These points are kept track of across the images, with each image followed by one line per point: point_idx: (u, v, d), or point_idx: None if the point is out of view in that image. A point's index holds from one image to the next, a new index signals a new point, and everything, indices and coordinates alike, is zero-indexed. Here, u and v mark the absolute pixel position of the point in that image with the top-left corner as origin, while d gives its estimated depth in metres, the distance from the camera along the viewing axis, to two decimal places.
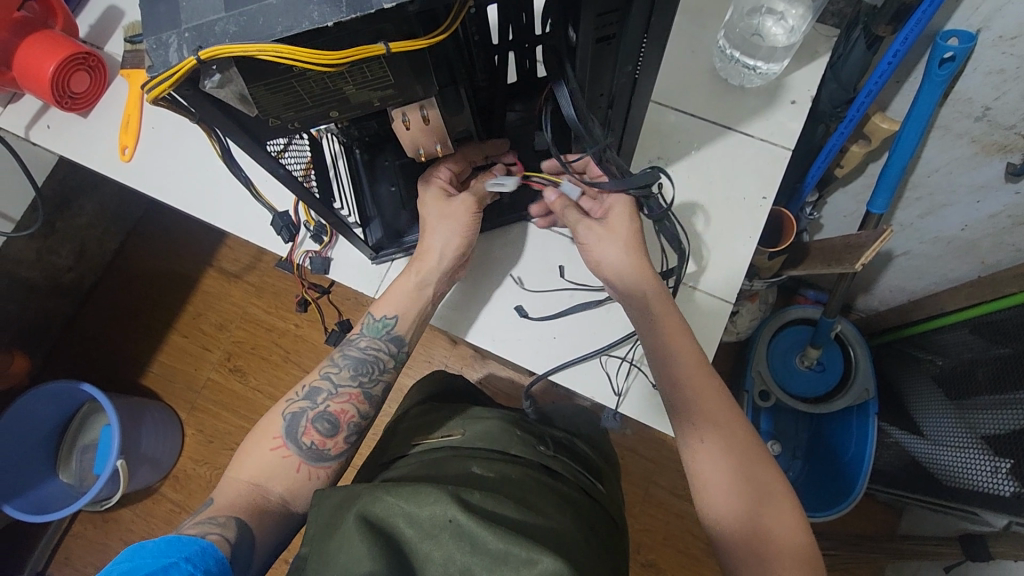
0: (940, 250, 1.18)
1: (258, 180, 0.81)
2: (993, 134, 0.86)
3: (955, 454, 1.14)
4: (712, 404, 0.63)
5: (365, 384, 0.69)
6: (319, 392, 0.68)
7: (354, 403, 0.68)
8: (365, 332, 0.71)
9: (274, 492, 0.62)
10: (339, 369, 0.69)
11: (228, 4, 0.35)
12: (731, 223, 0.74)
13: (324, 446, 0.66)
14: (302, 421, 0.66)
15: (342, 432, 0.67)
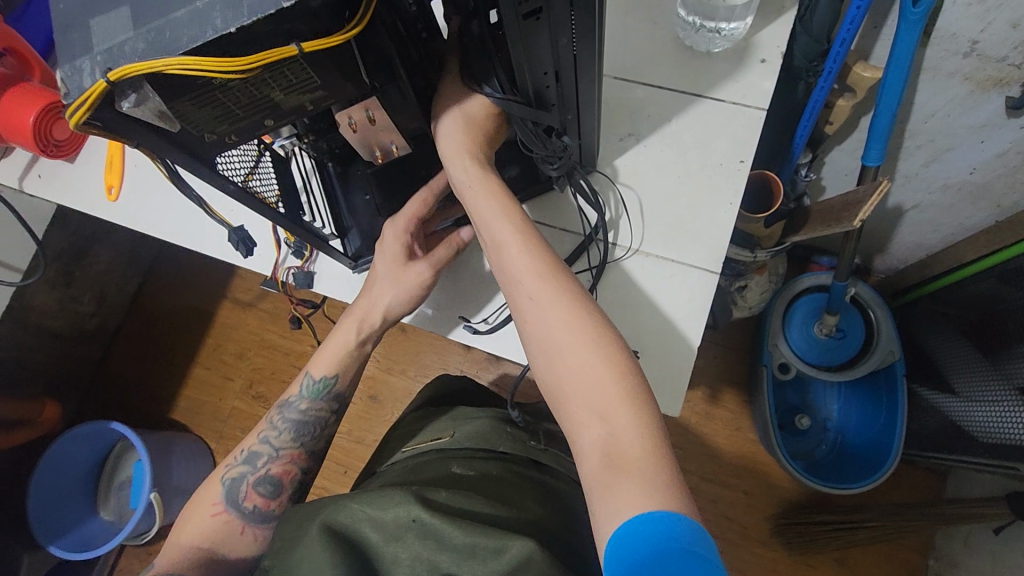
0: (952, 199, 1.13)
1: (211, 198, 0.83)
2: (986, 69, 0.82)
3: (991, 409, 1.08)
4: (545, 298, 0.55)
5: (305, 445, 0.73)
6: (260, 456, 0.72)
7: (295, 464, 0.73)
8: (303, 394, 0.73)
9: (220, 555, 0.69)
10: (277, 433, 0.73)
11: (135, 22, 0.35)
12: (706, 192, 0.72)
13: (267, 508, 0.71)
14: (243, 487, 0.71)
15: (285, 492, 0.73)
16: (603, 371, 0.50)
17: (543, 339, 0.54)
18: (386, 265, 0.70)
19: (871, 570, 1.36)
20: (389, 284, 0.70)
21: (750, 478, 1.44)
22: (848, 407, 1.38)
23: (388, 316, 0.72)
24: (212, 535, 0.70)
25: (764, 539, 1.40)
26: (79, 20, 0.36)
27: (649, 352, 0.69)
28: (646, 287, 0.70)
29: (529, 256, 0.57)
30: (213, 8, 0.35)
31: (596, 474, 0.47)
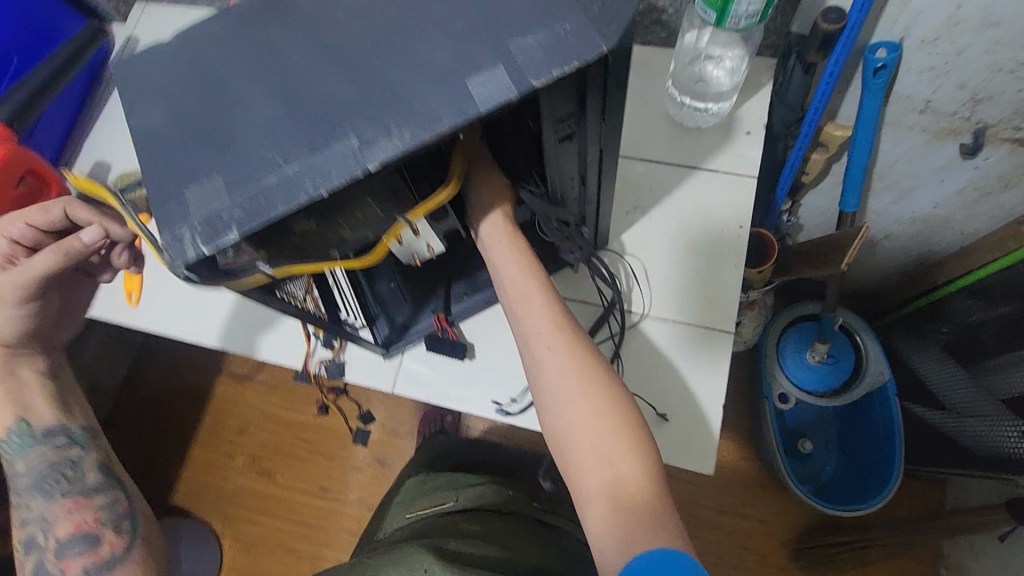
0: (919, 229, 1.22)
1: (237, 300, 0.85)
2: (941, 122, 0.91)
3: (980, 422, 1.16)
4: (560, 352, 0.60)
5: (63, 490, 0.76)
6: (43, 538, 0.75)
7: (85, 515, 0.76)
8: (10, 452, 0.75)
9: None
10: (31, 503, 0.76)
11: (229, 191, 0.39)
12: (711, 256, 0.78)
13: (98, 554, 0.75)
14: (52, 559, 0.74)
15: (102, 534, 0.76)
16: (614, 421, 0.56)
17: (557, 389, 0.59)
18: None
19: None
20: None
21: (761, 506, 1.48)
22: (846, 428, 1.45)
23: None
24: None
25: (781, 565, 1.44)
26: (172, 190, 0.40)
27: (679, 414, 0.72)
28: (668, 350, 0.74)
29: (546, 310, 0.62)
30: (303, 176, 0.39)
31: (607, 517, 0.52)
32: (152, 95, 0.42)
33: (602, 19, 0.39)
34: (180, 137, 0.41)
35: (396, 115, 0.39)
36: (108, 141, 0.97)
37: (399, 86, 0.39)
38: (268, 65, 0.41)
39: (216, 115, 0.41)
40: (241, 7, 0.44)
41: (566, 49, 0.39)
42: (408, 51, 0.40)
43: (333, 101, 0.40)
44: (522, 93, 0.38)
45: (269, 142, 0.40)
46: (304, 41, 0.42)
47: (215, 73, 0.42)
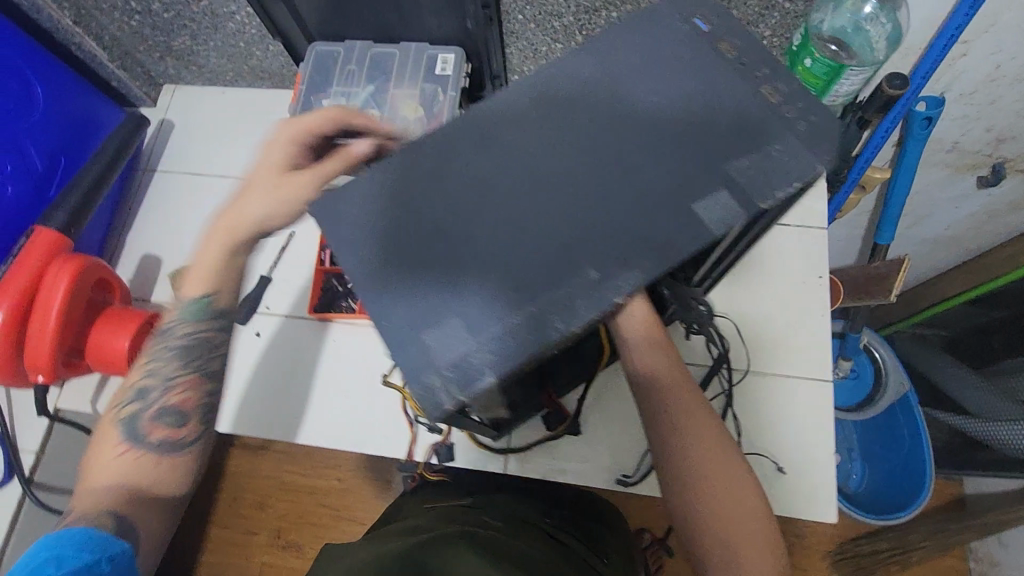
0: (929, 248, 1.31)
1: (324, 389, 0.80)
2: (964, 159, 0.99)
3: (1008, 427, 1.22)
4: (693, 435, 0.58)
5: (197, 368, 0.62)
6: (149, 390, 0.61)
7: (196, 387, 0.62)
8: (180, 317, 0.61)
9: (141, 489, 0.57)
10: (163, 363, 0.62)
11: (474, 333, 0.38)
12: (798, 307, 0.81)
13: (177, 437, 0.60)
14: (140, 422, 0.59)
15: (193, 420, 0.62)
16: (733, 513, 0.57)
17: (678, 473, 0.58)
18: (268, 175, 0.56)
19: None
20: (264, 193, 0.55)
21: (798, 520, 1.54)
22: (868, 434, 1.50)
23: (271, 160, 0.57)
24: (128, 471, 0.57)
25: None
26: (410, 335, 0.39)
27: (794, 466, 0.74)
28: (772, 404, 0.77)
29: (674, 391, 0.59)
30: (550, 313, 0.39)
31: None
32: (363, 235, 0.42)
33: (811, 138, 0.42)
34: (405, 278, 0.40)
35: (629, 247, 0.40)
36: (153, 230, 0.92)
37: (628, 216, 0.41)
38: (486, 201, 0.42)
39: (439, 252, 0.41)
40: (439, 140, 0.44)
41: (784, 170, 0.41)
42: (627, 181, 0.42)
43: (563, 234, 0.41)
44: (751, 215, 0.40)
45: (504, 280, 0.40)
46: (516, 175, 0.43)
47: (429, 210, 0.42)
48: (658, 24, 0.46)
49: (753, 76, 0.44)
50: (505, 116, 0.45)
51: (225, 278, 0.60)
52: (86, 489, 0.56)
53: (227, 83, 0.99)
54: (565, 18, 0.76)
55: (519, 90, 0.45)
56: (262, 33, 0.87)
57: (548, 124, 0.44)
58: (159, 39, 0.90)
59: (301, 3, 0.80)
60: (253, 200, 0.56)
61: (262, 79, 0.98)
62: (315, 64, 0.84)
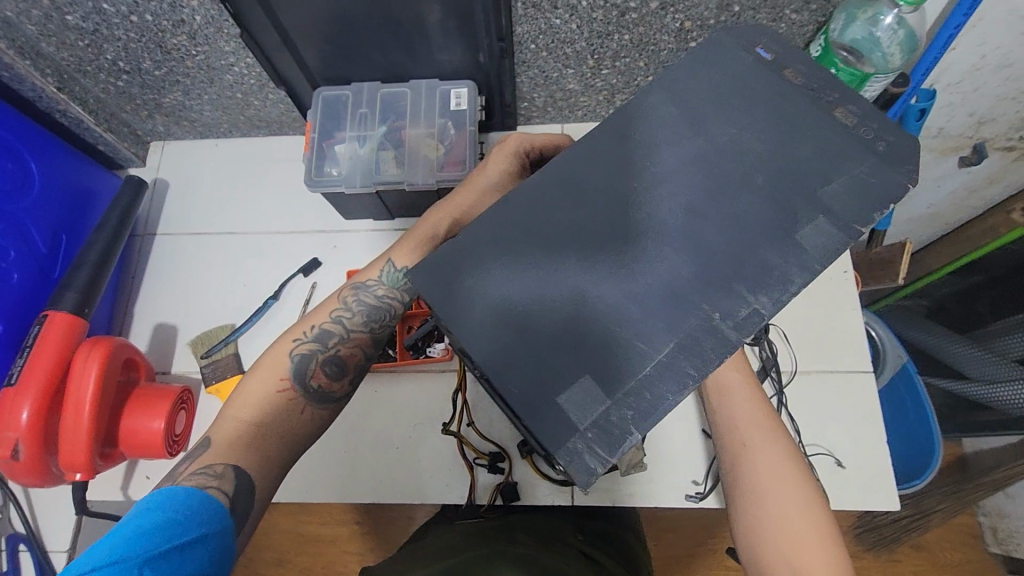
0: (912, 225, 1.37)
1: (376, 442, 0.78)
2: (948, 142, 1.05)
3: (1006, 386, 1.27)
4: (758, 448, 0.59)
5: (375, 331, 0.62)
6: (330, 334, 0.61)
7: (363, 349, 0.62)
8: (381, 277, 0.62)
9: (271, 432, 0.57)
10: (350, 314, 0.62)
11: (609, 391, 0.38)
12: (831, 301, 0.83)
13: (330, 389, 0.61)
14: (311, 363, 0.60)
15: (349, 377, 0.62)
16: (805, 526, 0.54)
17: (748, 485, 0.57)
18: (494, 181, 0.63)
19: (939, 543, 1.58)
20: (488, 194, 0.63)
21: None
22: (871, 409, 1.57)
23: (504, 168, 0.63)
24: (268, 410, 0.58)
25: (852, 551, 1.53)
26: (545, 402, 0.38)
27: (851, 459, 0.76)
28: (821, 402, 0.79)
29: (749, 404, 0.61)
30: (680, 361, 0.38)
31: None
32: (473, 302, 0.41)
33: (893, 157, 0.43)
34: (526, 342, 0.39)
35: (747, 283, 0.40)
36: (165, 298, 0.87)
37: (737, 252, 0.41)
38: (590, 252, 0.41)
39: (554, 310, 0.40)
40: (529, 195, 0.43)
41: (875, 192, 0.42)
42: (727, 216, 0.42)
43: (673, 277, 0.40)
44: (853, 238, 0.41)
45: (627, 332, 0.39)
46: (618, 221, 0.42)
47: (535, 269, 0.41)
48: (723, 55, 0.46)
49: (824, 100, 0.45)
50: (591, 162, 0.44)
51: (429, 242, 0.62)
52: (231, 417, 0.57)
53: (220, 134, 0.95)
54: (578, 43, 0.76)
55: (600, 134, 0.45)
56: (261, 82, 0.82)
57: (636, 166, 0.44)
58: (148, 98, 0.85)
59: (305, 49, 0.76)
60: (473, 197, 0.63)
61: (258, 128, 0.93)
62: (323, 111, 0.82)
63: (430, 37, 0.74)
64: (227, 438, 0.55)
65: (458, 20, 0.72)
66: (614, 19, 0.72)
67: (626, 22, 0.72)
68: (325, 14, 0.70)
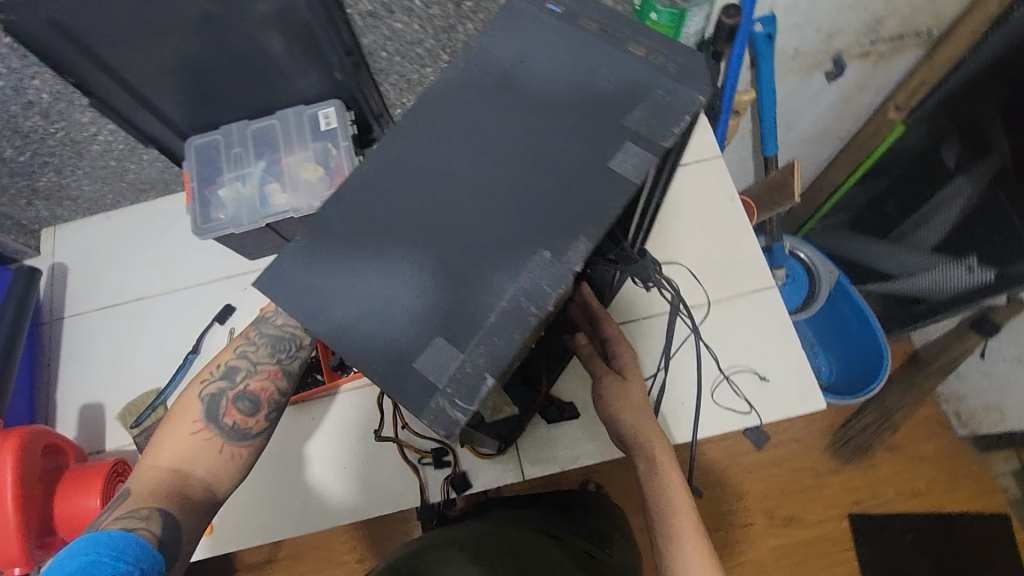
0: (809, 147, 1.43)
1: (324, 466, 0.78)
2: (810, 60, 1.11)
3: (927, 276, 1.35)
4: (667, 467, 0.63)
5: (284, 360, 0.62)
6: (238, 370, 0.62)
7: (275, 380, 0.62)
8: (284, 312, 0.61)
9: (194, 476, 0.57)
10: (255, 347, 0.62)
11: (460, 346, 0.40)
12: (725, 231, 0.87)
13: (246, 425, 0.61)
14: (220, 401, 0.60)
15: (264, 410, 0.62)
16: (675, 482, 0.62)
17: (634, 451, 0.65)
18: None
19: (914, 438, 1.64)
20: None
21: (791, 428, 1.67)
22: (819, 328, 1.65)
23: None
24: (190, 454, 0.58)
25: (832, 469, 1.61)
26: (405, 370, 0.40)
27: (773, 371, 0.79)
28: (735, 326, 0.81)
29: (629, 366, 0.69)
30: (523, 303, 0.40)
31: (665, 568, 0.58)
32: (324, 294, 0.42)
33: (685, 75, 0.46)
34: (381, 320, 0.41)
35: (571, 218, 0.42)
36: (84, 379, 0.86)
37: (561, 192, 0.43)
38: (425, 223, 0.43)
39: (398, 287, 0.42)
40: (360, 183, 0.44)
41: (674, 109, 0.45)
42: (546, 162, 0.44)
43: (505, 229, 0.43)
44: (660, 156, 0.44)
45: (472, 286, 0.41)
46: (446, 189, 0.44)
47: (377, 251, 0.43)
48: (518, 16, 0.49)
49: (616, 37, 0.48)
50: (413, 141, 0.46)
51: None
52: (151, 468, 0.57)
53: (108, 206, 0.95)
54: (427, 42, 0.78)
55: (418, 112, 0.47)
56: (130, 145, 0.83)
57: (457, 136, 0.46)
58: (22, 185, 0.84)
59: (162, 103, 0.77)
60: None
61: (145, 191, 0.94)
62: (198, 159, 0.83)
63: (281, 66, 0.76)
64: (147, 486, 0.55)
65: (302, 44, 0.73)
66: (452, 12, 0.74)
67: (464, 13, 0.75)
68: (171, 65, 0.71)
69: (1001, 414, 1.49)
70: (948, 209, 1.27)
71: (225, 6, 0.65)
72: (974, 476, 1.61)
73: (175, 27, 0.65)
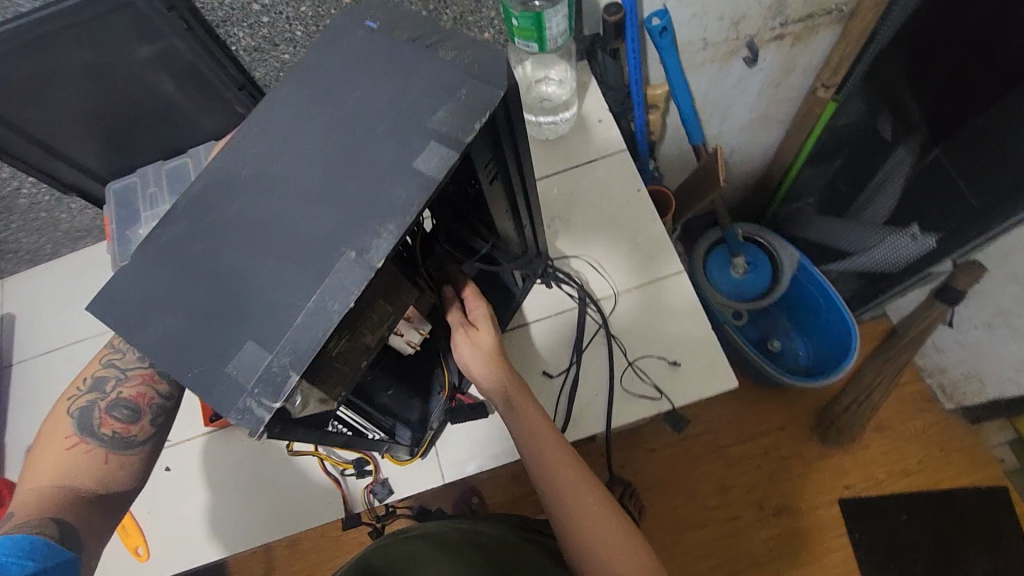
0: (751, 133, 1.43)
1: (262, 484, 0.81)
2: (722, 47, 1.12)
3: (882, 246, 1.33)
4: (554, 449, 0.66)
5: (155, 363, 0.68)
6: (107, 380, 0.66)
7: (150, 384, 0.67)
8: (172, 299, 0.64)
9: (82, 488, 0.61)
10: (120, 355, 0.67)
11: (269, 346, 0.42)
12: (632, 221, 0.88)
13: (130, 431, 0.66)
14: (94, 412, 0.65)
15: (146, 415, 0.67)
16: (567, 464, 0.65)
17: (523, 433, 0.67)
18: None
19: (902, 415, 1.58)
20: None
21: (772, 418, 1.61)
22: (790, 312, 1.64)
23: None
24: (72, 467, 0.62)
25: (819, 453, 1.56)
26: (217, 375, 0.42)
27: (683, 355, 0.80)
28: (644, 314, 0.83)
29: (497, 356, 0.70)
30: (327, 300, 0.42)
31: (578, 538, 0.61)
32: (150, 309, 0.44)
33: (486, 73, 0.48)
34: (199, 331, 0.43)
35: (376, 217, 0.45)
36: (30, 421, 0.90)
37: (370, 195, 0.45)
38: (243, 235, 0.45)
39: (221, 296, 0.44)
40: (187, 203, 0.47)
41: (475, 106, 0.47)
42: (358, 167, 0.46)
43: (317, 233, 0.45)
44: (462, 151, 0.46)
45: (283, 291, 0.43)
46: (263, 201, 0.46)
47: (201, 263, 0.45)
48: (338, 34, 0.52)
49: (427, 45, 0.50)
50: (237, 159, 0.48)
51: None
52: (30, 489, 0.60)
53: (52, 256, 1.00)
54: None
55: (244, 131, 0.49)
56: (57, 195, 0.88)
57: (274, 151, 0.48)
58: None
59: (77, 153, 0.82)
60: None
61: (83, 237, 0.98)
62: (117, 202, 0.87)
63: (180, 105, 0.80)
64: (27, 503, 0.58)
65: (193, 83, 0.77)
66: None
67: None
68: (72, 117, 0.76)
69: (981, 382, 1.42)
70: (894, 177, 1.25)
71: (109, 57, 0.69)
72: (969, 449, 1.53)
73: (64, 81, 0.70)
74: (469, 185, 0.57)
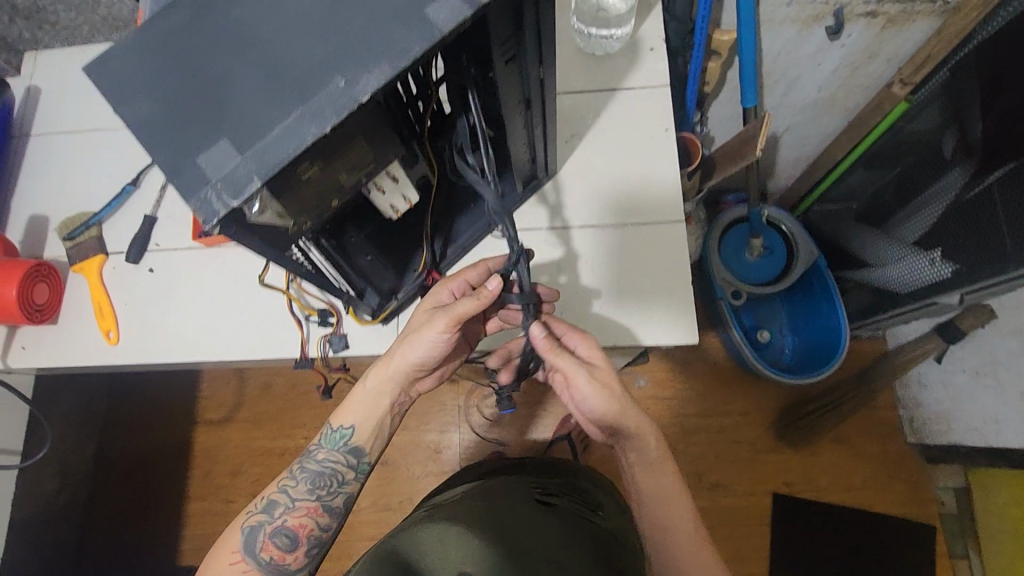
0: (812, 114, 1.35)
1: (237, 311, 0.86)
2: (806, 10, 1.05)
3: (901, 266, 1.28)
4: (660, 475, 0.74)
5: (323, 497, 0.73)
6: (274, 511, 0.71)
7: (313, 516, 0.72)
8: (322, 444, 0.74)
9: None
10: (296, 483, 0.73)
11: (240, 149, 0.43)
12: (650, 159, 0.87)
13: (284, 560, 0.70)
14: (260, 537, 0.70)
15: (302, 546, 0.71)
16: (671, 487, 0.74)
17: (644, 462, 0.74)
18: None
19: (863, 435, 1.58)
20: None
21: (737, 402, 1.63)
22: (792, 309, 1.63)
23: None
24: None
25: (772, 445, 1.59)
26: (186, 162, 0.44)
27: (653, 303, 0.82)
28: (630, 251, 0.85)
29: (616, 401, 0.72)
30: (304, 121, 0.43)
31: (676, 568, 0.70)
32: (140, 88, 0.46)
33: None
34: (178, 118, 0.45)
35: (370, 53, 0.44)
36: (39, 194, 0.94)
37: (370, 33, 0.45)
38: (237, 43, 0.46)
39: (201, 92, 0.45)
40: None
41: None
42: (367, 2, 0.46)
43: (310, 55, 0.45)
44: (475, 9, 0.44)
45: (262, 105, 0.44)
46: (266, 10, 0.46)
47: (191, 58, 0.46)
48: None
49: None
50: None
51: None
52: None
53: (87, 38, 1.00)
54: None
55: None
56: None
57: None
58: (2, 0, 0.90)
59: None
60: None
61: (119, 30, 0.98)
62: None
63: None
64: None
65: None
66: None
67: None
68: None
69: (948, 425, 1.42)
70: (937, 202, 1.17)
71: None
72: (915, 483, 1.55)
73: None
74: (485, 65, 0.57)
